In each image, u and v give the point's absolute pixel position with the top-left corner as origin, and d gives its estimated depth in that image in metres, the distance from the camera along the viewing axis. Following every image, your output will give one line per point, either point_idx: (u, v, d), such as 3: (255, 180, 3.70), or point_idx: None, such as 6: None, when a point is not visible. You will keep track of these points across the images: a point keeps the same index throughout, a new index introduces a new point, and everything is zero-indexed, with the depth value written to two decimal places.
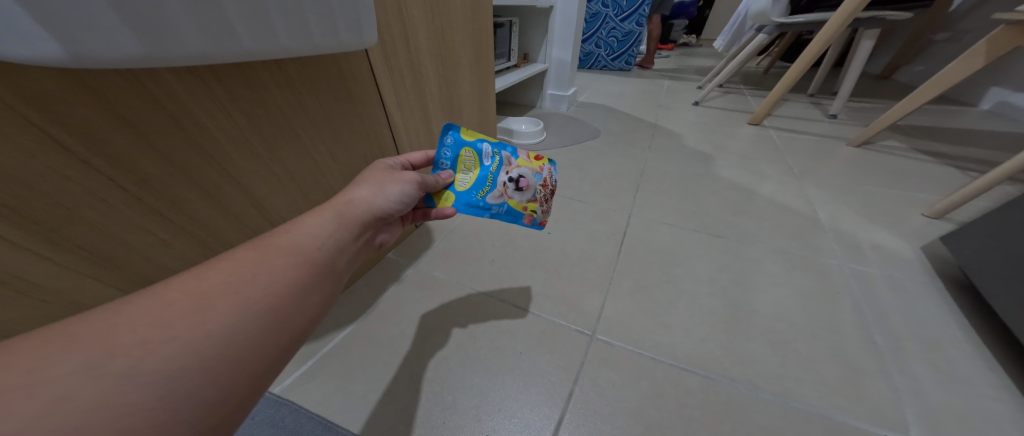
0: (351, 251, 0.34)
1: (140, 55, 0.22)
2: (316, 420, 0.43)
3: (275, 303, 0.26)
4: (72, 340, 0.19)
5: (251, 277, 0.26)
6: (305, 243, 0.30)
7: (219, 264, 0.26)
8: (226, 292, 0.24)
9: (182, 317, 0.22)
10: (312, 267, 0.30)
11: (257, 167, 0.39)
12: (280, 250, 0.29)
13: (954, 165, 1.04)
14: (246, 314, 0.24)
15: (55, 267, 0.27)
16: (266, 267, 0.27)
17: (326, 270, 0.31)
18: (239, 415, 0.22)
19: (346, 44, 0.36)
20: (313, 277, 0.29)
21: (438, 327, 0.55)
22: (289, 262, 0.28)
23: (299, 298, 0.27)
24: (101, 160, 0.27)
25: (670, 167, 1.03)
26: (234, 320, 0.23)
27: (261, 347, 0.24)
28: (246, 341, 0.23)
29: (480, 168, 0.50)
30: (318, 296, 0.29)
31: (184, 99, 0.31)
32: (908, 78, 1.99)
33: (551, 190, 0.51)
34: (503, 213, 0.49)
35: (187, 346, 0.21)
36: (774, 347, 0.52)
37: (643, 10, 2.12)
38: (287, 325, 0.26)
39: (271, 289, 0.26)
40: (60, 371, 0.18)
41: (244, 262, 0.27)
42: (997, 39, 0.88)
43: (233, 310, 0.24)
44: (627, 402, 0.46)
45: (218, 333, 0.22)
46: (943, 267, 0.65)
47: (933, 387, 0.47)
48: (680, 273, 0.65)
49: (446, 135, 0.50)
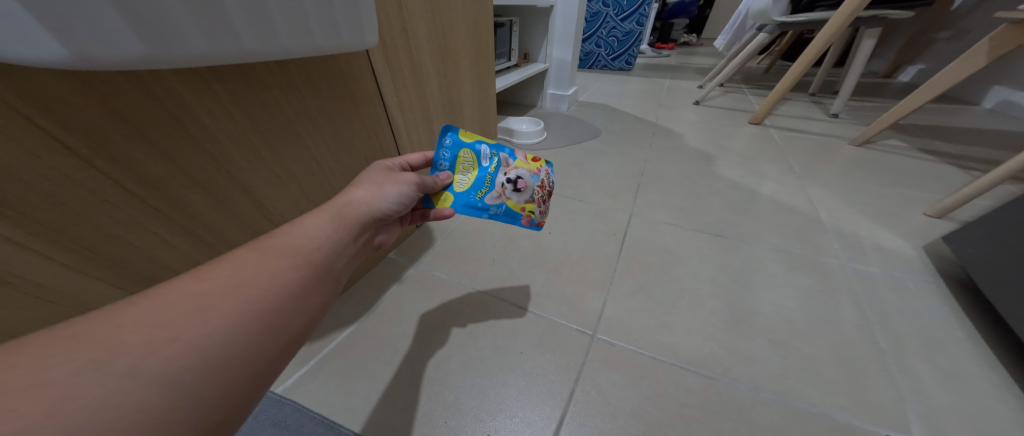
0: (350, 252, 0.34)
1: (142, 57, 0.22)
2: (318, 420, 0.43)
3: (276, 303, 0.26)
4: (75, 341, 0.20)
5: (251, 278, 0.26)
6: (304, 244, 0.31)
7: (220, 266, 0.26)
8: (227, 292, 0.25)
9: (183, 317, 0.22)
10: (311, 268, 0.30)
11: (259, 168, 0.39)
12: (280, 251, 0.29)
13: (956, 164, 1.04)
14: (247, 313, 0.24)
15: (59, 267, 0.27)
16: (266, 268, 0.27)
17: (326, 270, 0.31)
18: (241, 414, 0.23)
19: (348, 46, 0.36)
20: (312, 277, 0.29)
21: (439, 327, 0.55)
22: (289, 263, 0.28)
23: (299, 299, 0.28)
24: (104, 160, 0.27)
25: (670, 167, 1.03)
26: (236, 321, 0.23)
27: (263, 347, 0.24)
28: (248, 341, 0.24)
29: (478, 170, 0.50)
30: (317, 297, 0.29)
31: (186, 100, 0.31)
32: (909, 77, 1.99)
33: (548, 191, 0.51)
34: (501, 214, 0.48)
35: (189, 346, 0.21)
36: (775, 346, 0.52)
37: (644, 9, 2.12)
38: (287, 325, 0.26)
39: (271, 289, 0.26)
40: (63, 371, 0.18)
41: (244, 263, 0.27)
42: (1000, 37, 0.88)
43: (235, 310, 0.24)
44: (628, 402, 0.46)
45: (221, 333, 0.23)
46: (945, 266, 0.65)
47: (935, 387, 0.47)
48: (680, 273, 0.65)
49: (445, 136, 0.50)
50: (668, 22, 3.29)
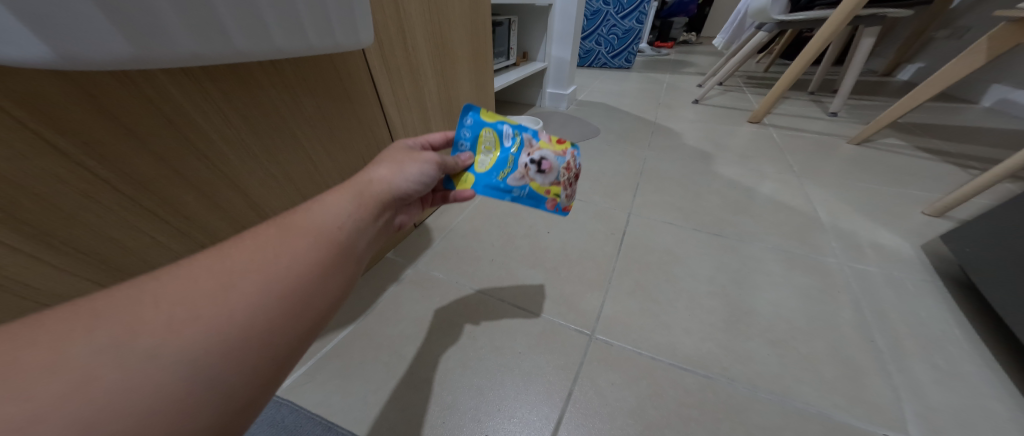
0: (371, 232, 0.33)
1: (130, 56, 0.22)
2: (315, 421, 0.43)
3: (297, 285, 0.25)
4: (97, 317, 0.19)
5: (273, 257, 0.25)
6: (326, 222, 0.30)
7: (243, 242, 0.26)
8: (248, 271, 0.24)
9: (206, 296, 0.22)
10: (332, 248, 0.29)
11: (254, 168, 0.39)
12: (302, 229, 0.28)
13: (955, 163, 1.04)
14: (268, 295, 0.24)
15: (51, 269, 0.27)
16: (288, 247, 0.26)
17: (347, 251, 0.30)
18: (261, 397, 0.23)
19: (343, 45, 0.36)
20: (333, 258, 0.28)
21: (437, 327, 0.55)
22: (311, 242, 0.28)
23: (319, 280, 0.27)
24: (96, 162, 0.27)
25: (670, 166, 1.03)
26: (256, 302, 0.23)
27: (283, 330, 0.24)
28: (269, 323, 0.23)
29: (499, 150, 0.49)
30: (338, 279, 0.28)
31: (179, 101, 0.30)
32: (909, 76, 1.99)
33: (576, 174, 0.48)
34: (525, 197, 0.47)
35: (210, 326, 0.21)
36: (773, 346, 0.52)
37: (644, 7, 2.11)
38: (308, 307, 0.25)
39: (293, 270, 0.26)
40: (86, 349, 0.18)
41: (266, 240, 0.26)
42: (999, 36, 0.88)
43: (257, 291, 0.23)
44: (626, 402, 0.46)
45: (241, 315, 0.22)
46: (943, 265, 0.65)
47: (932, 386, 0.47)
48: (679, 272, 0.65)
49: (466, 116, 0.49)
50: (668, 20, 3.28)
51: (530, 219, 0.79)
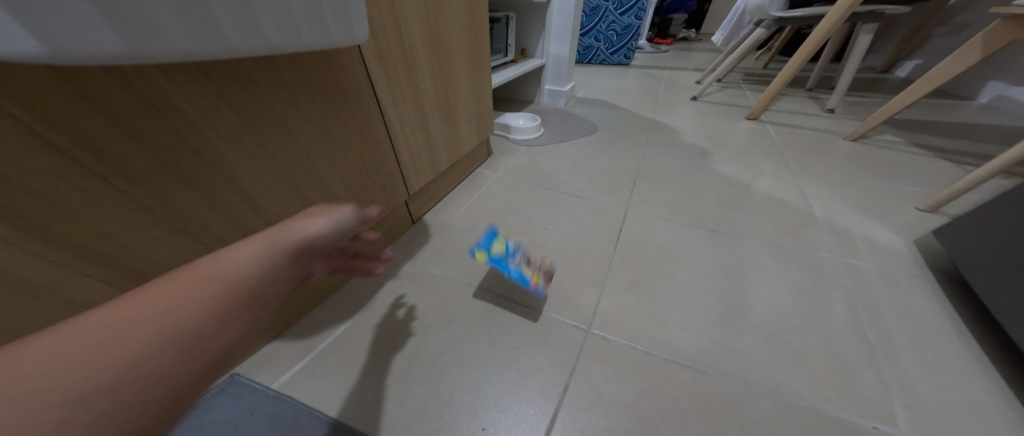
0: (286, 281, 0.32)
1: (124, 50, 0.22)
2: (314, 415, 0.43)
3: (194, 330, 0.24)
4: None
5: (157, 313, 0.24)
6: (233, 274, 0.28)
7: (124, 303, 0.24)
8: (120, 333, 0.22)
9: (55, 365, 0.19)
10: (232, 298, 0.27)
11: (252, 165, 0.39)
12: (200, 282, 0.26)
13: (950, 160, 1.05)
14: (144, 357, 0.21)
15: (49, 265, 0.27)
16: (177, 303, 0.25)
17: (254, 298, 0.28)
18: None
19: (337, 40, 0.36)
20: (228, 305, 0.27)
21: (435, 323, 0.55)
22: (218, 292, 0.26)
23: (209, 334, 0.25)
24: (91, 157, 0.27)
25: (667, 163, 1.04)
26: (121, 366, 0.21)
27: (153, 394, 0.21)
28: (132, 385, 0.21)
29: None
30: (236, 328, 0.26)
31: (174, 97, 0.30)
32: (906, 73, 1.99)
33: None
34: None
35: (50, 393, 0.18)
36: (767, 340, 0.53)
37: (643, 3, 2.10)
38: (196, 364, 0.23)
39: (178, 325, 0.24)
40: None
41: (154, 298, 0.24)
42: (995, 33, 0.88)
43: (129, 353, 0.21)
44: (621, 396, 0.47)
45: (98, 379, 0.20)
46: (936, 260, 0.66)
47: (922, 379, 0.48)
48: (675, 268, 0.66)
49: None
50: (667, 17, 3.27)
51: (527, 216, 0.80)
